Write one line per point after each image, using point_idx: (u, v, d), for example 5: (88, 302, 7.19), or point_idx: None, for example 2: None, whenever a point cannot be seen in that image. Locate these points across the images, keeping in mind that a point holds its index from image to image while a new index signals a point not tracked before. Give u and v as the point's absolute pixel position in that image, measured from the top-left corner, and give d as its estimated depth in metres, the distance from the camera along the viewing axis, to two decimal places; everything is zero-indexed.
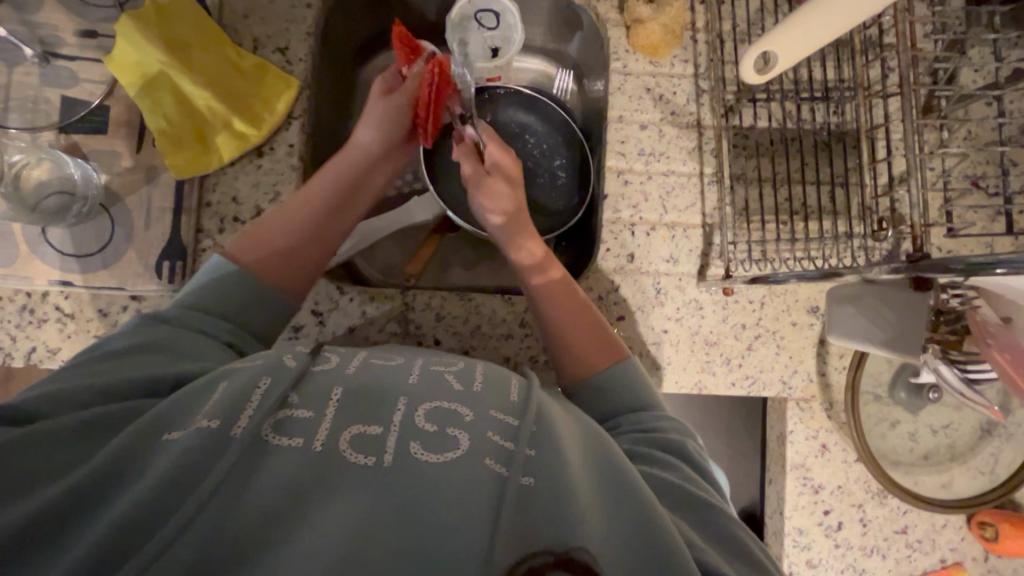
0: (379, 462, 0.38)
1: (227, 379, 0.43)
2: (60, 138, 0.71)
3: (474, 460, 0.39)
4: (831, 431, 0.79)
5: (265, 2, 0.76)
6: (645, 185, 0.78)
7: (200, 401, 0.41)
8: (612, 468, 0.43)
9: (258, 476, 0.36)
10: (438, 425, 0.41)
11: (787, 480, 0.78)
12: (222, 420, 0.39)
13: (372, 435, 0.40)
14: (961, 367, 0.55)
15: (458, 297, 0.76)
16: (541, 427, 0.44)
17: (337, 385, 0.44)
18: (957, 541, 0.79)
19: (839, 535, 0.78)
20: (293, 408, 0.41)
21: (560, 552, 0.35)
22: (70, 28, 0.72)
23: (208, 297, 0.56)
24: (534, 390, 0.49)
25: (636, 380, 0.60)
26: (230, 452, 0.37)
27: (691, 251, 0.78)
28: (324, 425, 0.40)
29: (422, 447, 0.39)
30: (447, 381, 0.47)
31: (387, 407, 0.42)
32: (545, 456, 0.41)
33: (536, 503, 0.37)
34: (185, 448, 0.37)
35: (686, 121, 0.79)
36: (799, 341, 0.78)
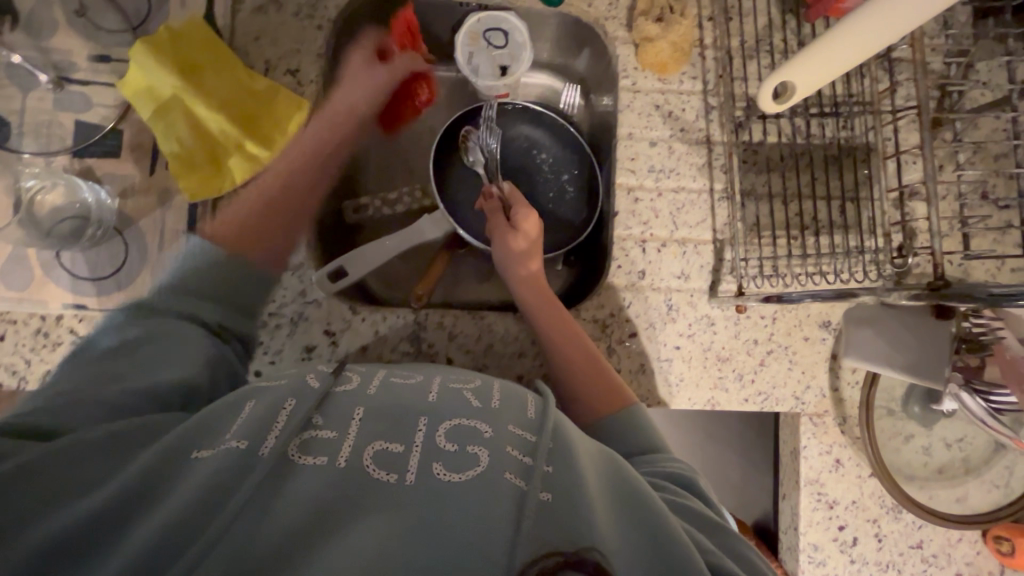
0: (400, 481, 0.38)
1: (253, 400, 0.43)
2: (74, 161, 0.72)
3: (494, 476, 0.39)
4: (845, 445, 0.78)
5: (277, 25, 0.77)
6: (655, 202, 0.78)
7: (226, 420, 0.41)
8: (626, 485, 0.43)
9: (284, 496, 0.36)
10: (458, 442, 0.41)
11: (800, 495, 0.78)
12: (250, 441, 0.39)
13: (393, 453, 0.40)
14: (984, 397, 0.51)
15: (470, 316, 0.77)
16: (557, 442, 0.43)
17: (359, 403, 0.44)
18: (972, 556, 0.79)
19: (854, 550, 0.78)
20: (317, 428, 0.41)
21: (569, 551, 0.36)
22: (84, 53, 0.73)
23: (188, 276, 0.57)
24: (552, 406, 0.48)
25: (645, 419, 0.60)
26: (256, 473, 0.37)
27: (702, 267, 0.78)
28: (346, 444, 0.40)
29: (441, 464, 0.39)
30: (467, 398, 0.47)
31: (408, 424, 0.42)
32: (560, 471, 0.41)
33: (554, 518, 0.37)
34: (214, 467, 0.37)
35: (695, 137, 0.79)
36: (812, 356, 0.78)
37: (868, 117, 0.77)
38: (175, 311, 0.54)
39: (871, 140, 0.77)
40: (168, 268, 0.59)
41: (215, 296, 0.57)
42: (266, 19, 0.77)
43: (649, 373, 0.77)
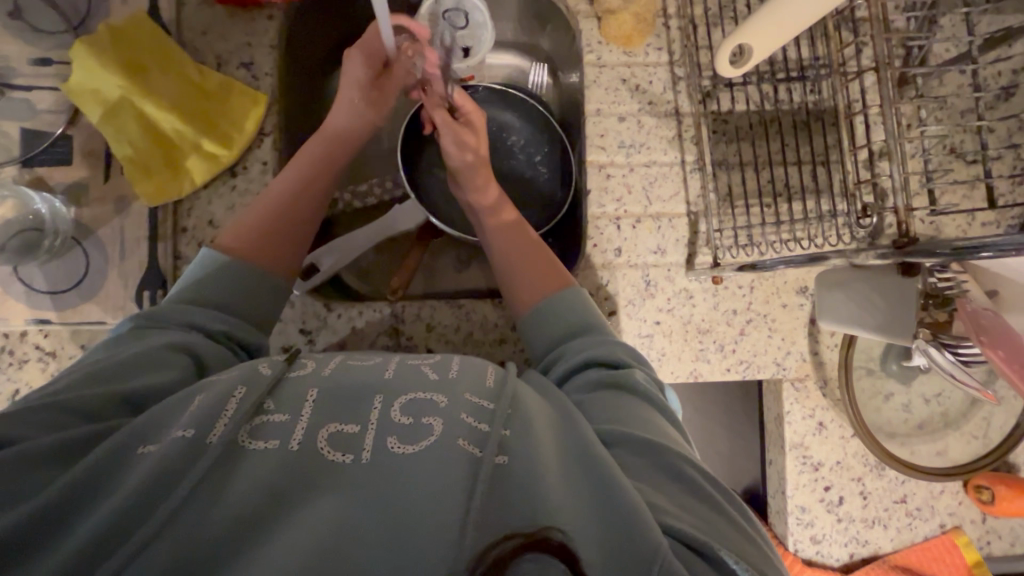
0: (356, 459, 0.40)
1: (204, 391, 0.44)
2: (23, 172, 0.69)
3: (447, 444, 0.41)
4: (827, 408, 0.79)
5: (225, 17, 0.74)
6: (627, 178, 0.78)
7: (177, 412, 0.42)
8: (581, 443, 0.45)
9: (236, 477, 0.38)
10: (412, 416, 0.43)
11: (787, 460, 0.79)
12: (197, 429, 0.40)
13: (348, 433, 0.42)
14: (952, 350, 0.54)
15: (448, 305, 0.76)
16: (513, 410, 0.46)
17: (312, 386, 0.46)
18: (955, 506, 0.80)
19: (841, 509, 0.80)
20: (269, 413, 0.43)
21: (531, 532, 0.37)
22: (23, 57, 0.70)
23: (198, 284, 0.57)
24: (510, 375, 0.51)
25: (584, 304, 0.64)
26: (205, 458, 0.38)
27: (678, 241, 0.77)
28: (300, 426, 0.42)
29: (396, 438, 0.42)
30: (423, 373, 0.50)
31: (361, 404, 0.44)
32: (516, 438, 0.43)
33: (506, 486, 0.39)
34: (163, 457, 0.38)
35: (664, 110, 0.78)
36: (791, 323, 0.79)
37: (835, 79, 0.77)
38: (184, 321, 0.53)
39: (838, 102, 0.77)
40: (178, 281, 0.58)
41: (225, 307, 0.56)
42: (213, 13, 0.74)
43: None
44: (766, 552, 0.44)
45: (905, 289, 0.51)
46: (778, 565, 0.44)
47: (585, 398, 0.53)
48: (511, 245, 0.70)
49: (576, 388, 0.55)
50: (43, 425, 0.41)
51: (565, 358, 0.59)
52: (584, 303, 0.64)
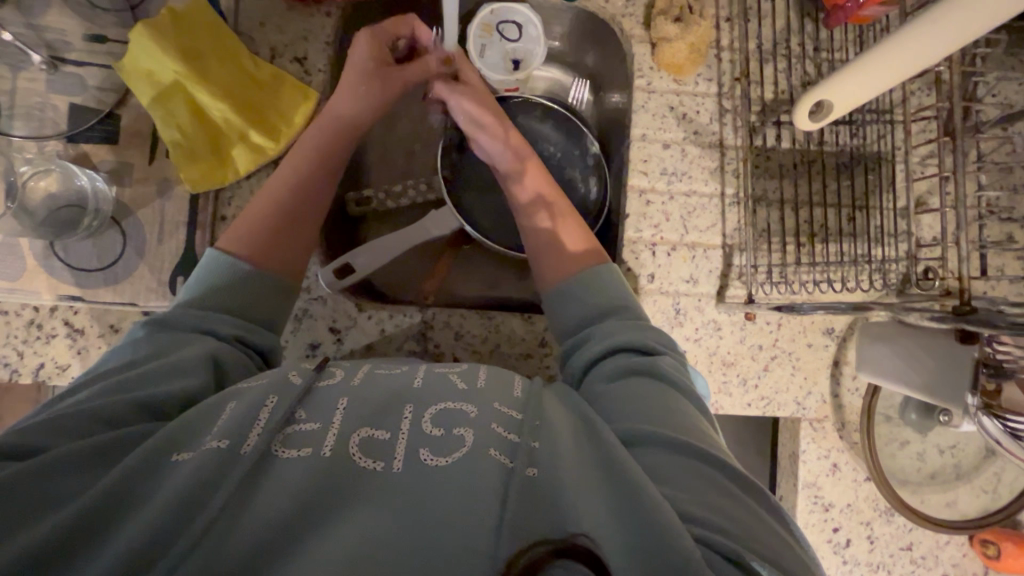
0: (387, 468, 0.41)
1: (234, 399, 0.44)
2: (68, 147, 0.69)
3: (478, 456, 0.41)
4: (842, 450, 0.80)
5: (283, 10, 0.73)
6: (666, 205, 0.78)
7: (208, 421, 0.42)
8: (609, 455, 0.45)
9: (269, 488, 0.38)
10: (443, 427, 0.44)
11: (798, 498, 0.80)
12: (231, 440, 0.40)
13: (379, 440, 0.42)
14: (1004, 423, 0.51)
15: (478, 316, 0.76)
16: (542, 422, 0.46)
17: (342, 394, 0.47)
18: (958, 557, 0.81)
19: (847, 551, 0.80)
20: (300, 422, 0.43)
21: (561, 539, 0.38)
22: (78, 32, 0.69)
23: (214, 291, 0.56)
24: (537, 386, 0.52)
25: (614, 281, 0.63)
26: (238, 468, 0.38)
27: (710, 272, 0.78)
28: (331, 434, 0.42)
29: (428, 451, 0.42)
30: (452, 381, 0.50)
31: (393, 413, 0.45)
32: (545, 451, 0.43)
33: (537, 497, 0.40)
34: (195, 466, 0.38)
35: (708, 141, 0.78)
36: (815, 363, 0.79)
37: (880, 125, 0.77)
38: (200, 322, 0.53)
39: (882, 149, 0.77)
40: (187, 284, 0.57)
41: (232, 309, 0.56)
42: (271, 3, 0.73)
43: None
44: (800, 556, 0.43)
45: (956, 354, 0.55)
46: (813, 568, 0.43)
47: (613, 387, 0.54)
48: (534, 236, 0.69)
49: (604, 376, 0.55)
50: (67, 437, 0.40)
51: (595, 342, 0.58)
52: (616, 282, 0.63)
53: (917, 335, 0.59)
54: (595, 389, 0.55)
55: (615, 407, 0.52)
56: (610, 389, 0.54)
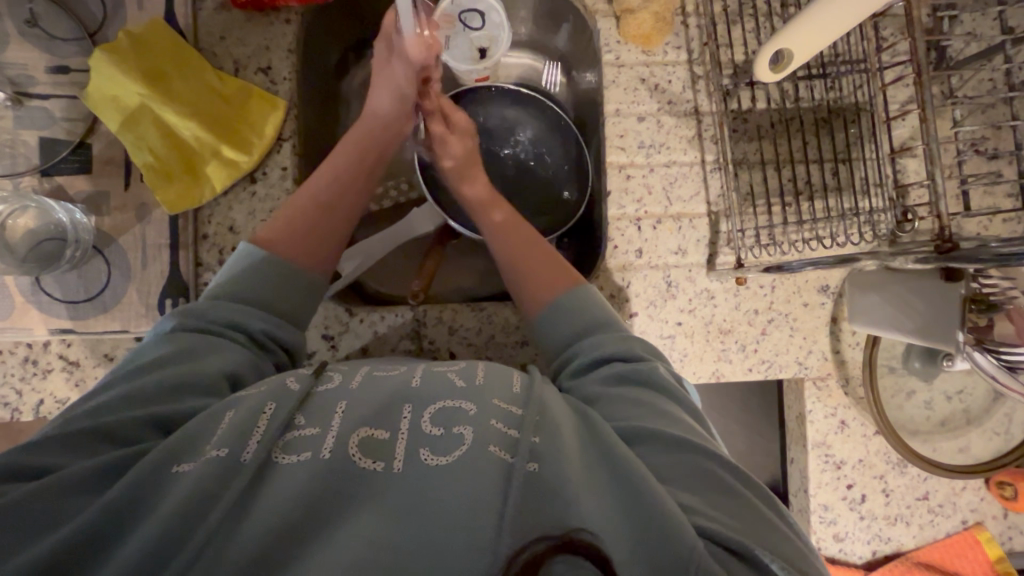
0: (388, 469, 0.40)
1: (232, 409, 0.43)
2: (43, 182, 0.69)
3: (479, 452, 0.41)
4: (849, 406, 0.79)
5: (242, 22, 0.73)
6: (647, 179, 0.77)
7: (208, 431, 0.42)
8: (607, 453, 0.44)
9: (268, 495, 0.38)
10: (444, 426, 0.43)
11: (808, 458, 0.79)
12: (230, 449, 0.40)
13: (379, 442, 0.42)
14: (995, 355, 0.54)
15: (470, 308, 0.75)
16: (543, 417, 0.46)
17: (342, 399, 0.46)
18: (976, 502, 0.81)
19: (863, 507, 0.79)
20: (300, 428, 0.43)
21: (562, 534, 0.38)
22: (40, 65, 0.69)
23: (238, 282, 0.56)
24: (537, 378, 0.51)
25: (596, 299, 0.63)
26: (239, 479, 0.38)
27: (698, 241, 0.77)
28: (330, 437, 0.42)
29: (429, 450, 0.41)
30: (451, 379, 0.49)
31: (393, 413, 0.44)
32: (547, 445, 0.43)
33: (541, 492, 0.39)
34: (196, 478, 0.38)
35: (683, 109, 0.77)
36: (812, 322, 0.78)
37: (856, 75, 0.76)
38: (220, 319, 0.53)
39: (859, 99, 0.76)
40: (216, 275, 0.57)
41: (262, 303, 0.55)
42: (231, 17, 0.73)
43: None
44: (799, 546, 0.43)
45: (943, 293, 0.55)
46: (814, 561, 0.44)
47: (610, 392, 0.53)
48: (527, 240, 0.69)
49: (599, 380, 0.55)
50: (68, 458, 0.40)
51: (587, 348, 0.58)
52: (595, 300, 0.63)
53: (908, 278, 0.58)
54: (591, 390, 0.54)
55: (611, 411, 0.51)
56: (600, 393, 0.54)
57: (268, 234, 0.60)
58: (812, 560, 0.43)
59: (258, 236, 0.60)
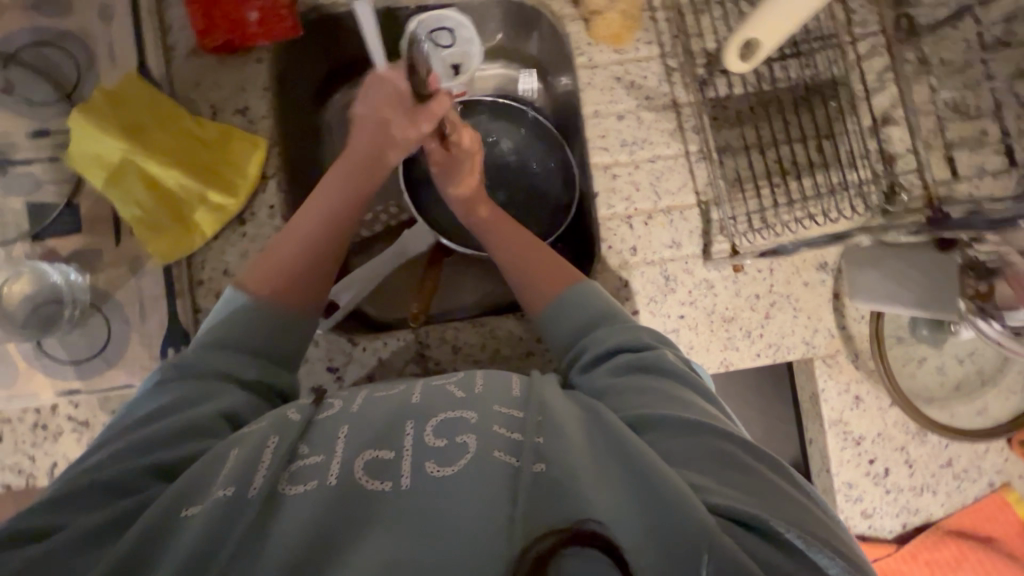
0: (396, 487, 0.40)
1: (237, 446, 0.43)
2: (35, 246, 0.69)
3: (482, 460, 0.41)
4: (862, 381, 0.78)
5: (214, 65, 0.73)
6: (633, 176, 0.77)
7: (214, 469, 0.42)
8: (614, 442, 0.44)
9: (278, 528, 0.38)
10: (446, 437, 0.43)
11: (827, 437, 0.78)
12: (236, 487, 0.39)
13: (385, 462, 0.42)
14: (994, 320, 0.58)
15: (471, 325, 0.75)
16: (544, 416, 0.46)
17: (343, 423, 0.46)
18: (1001, 463, 0.80)
19: (888, 481, 0.79)
20: (304, 457, 0.43)
21: (572, 526, 0.38)
22: (21, 131, 0.70)
23: (225, 328, 0.54)
24: (535, 380, 0.51)
25: (598, 295, 0.62)
26: (247, 515, 0.38)
27: (692, 232, 0.77)
28: (336, 463, 0.42)
29: (433, 462, 0.41)
30: (449, 391, 0.49)
31: (396, 432, 0.44)
32: (552, 443, 0.43)
33: (548, 491, 0.40)
34: (205, 520, 0.38)
35: (661, 103, 0.77)
36: (815, 300, 0.78)
37: (829, 50, 0.76)
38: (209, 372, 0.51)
39: (835, 73, 0.76)
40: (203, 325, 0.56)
41: (252, 346, 0.54)
42: (202, 62, 0.73)
43: None
44: (812, 512, 0.44)
45: None
46: (829, 526, 0.44)
47: (617, 383, 0.53)
48: (516, 248, 0.69)
49: (605, 371, 0.54)
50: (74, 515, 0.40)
51: (595, 344, 0.57)
52: (597, 294, 0.62)
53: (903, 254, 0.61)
54: (598, 384, 0.54)
55: (620, 400, 0.51)
56: (607, 383, 0.53)
57: (253, 281, 0.58)
58: (827, 526, 0.43)
59: (245, 282, 0.58)
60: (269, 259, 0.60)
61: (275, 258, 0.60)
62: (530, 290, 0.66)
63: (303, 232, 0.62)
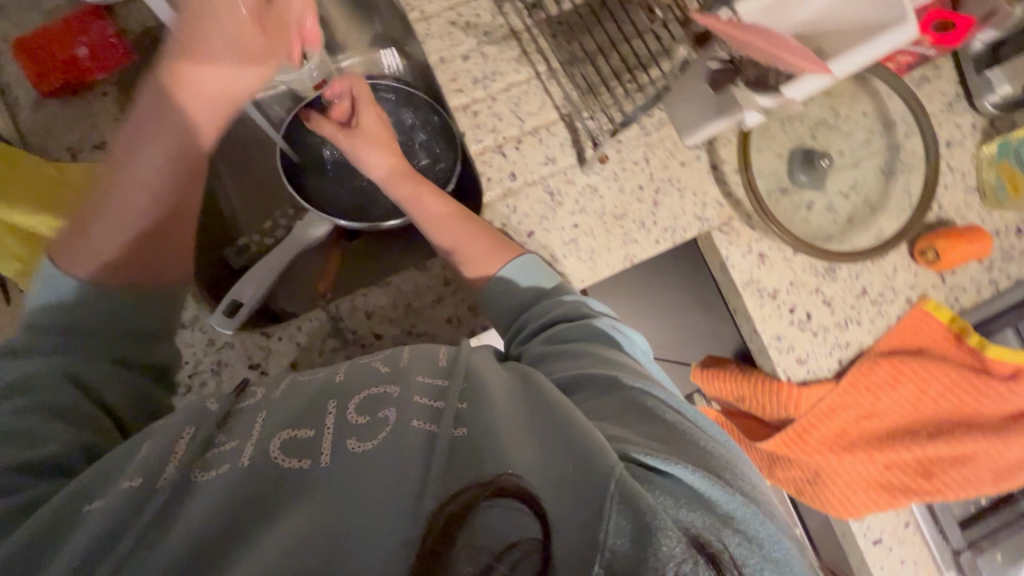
0: (314, 464, 0.43)
1: (148, 439, 0.45)
2: None
3: (402, 429, 0.44)
4: (761, 238, 0.81)
5: (63, 111, 0.75)
6: (493, 108, 0.80)
7: (121, 465, 0.44)
8: (538, 401, 0.48)
9: (187, 509, 0.41)
10: (368, 413, 0.46)
11: (745, 300, 0.81)
12: (143, 478, 0.42)
13: (304, 440, 0.45)
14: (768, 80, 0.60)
15: (378, 287, 0.77)
16: (471, 384, 0.49)
17: (264, 409, 0.49)
18: (913, 279, 0.83)
19: (813, 324, 0.81)
20: (221, 444, 0.45)
21: (483, 482, 0.39)
22: None
23: (85, 344, 0.53)
24: (464, 352, 0.54)
25: (540, 267, 0.68)
26: (157, 499, 0.41)
27: (562, 145, 0.80)
28: (251, 442, 0.45)
29: (355, 439, 0.44)
30: (375, 368, 0.52)
31: (319, 411, 0.47)
32: (473, 411, 0.46)
33: (464, 452, 0.42)
34: (111, 509, 0.40)
35: (500, 35, 0.81)
36: (695, 176, 0.81)
37: None
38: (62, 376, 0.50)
39: None
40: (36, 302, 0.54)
41: (122, 360, 0.55)
42: (51, 112, 0.75)
43: (562, 259, 0.79)
44: (725, 459, 0.46)
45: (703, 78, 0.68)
46: (742, 472, 0.46)
47: (551, 352, 0.57)
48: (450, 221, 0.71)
49: (539, 343, 0.59)
50: None
51: (535, 318, 0.63)
52: (537, 265, 0.68)
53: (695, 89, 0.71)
54: (534, 354, 0.58)
55: (554, 366, 0.56)
56: (543, 353, 0.58)
57: (91, 262, 0.55)
58: (739, 471, 0.46)
59: (73, 266, 0.54)
60: (105, 240, 0.55)
61: (112, 240, 0.56)
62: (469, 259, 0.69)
63: (140, 203, 0.57)
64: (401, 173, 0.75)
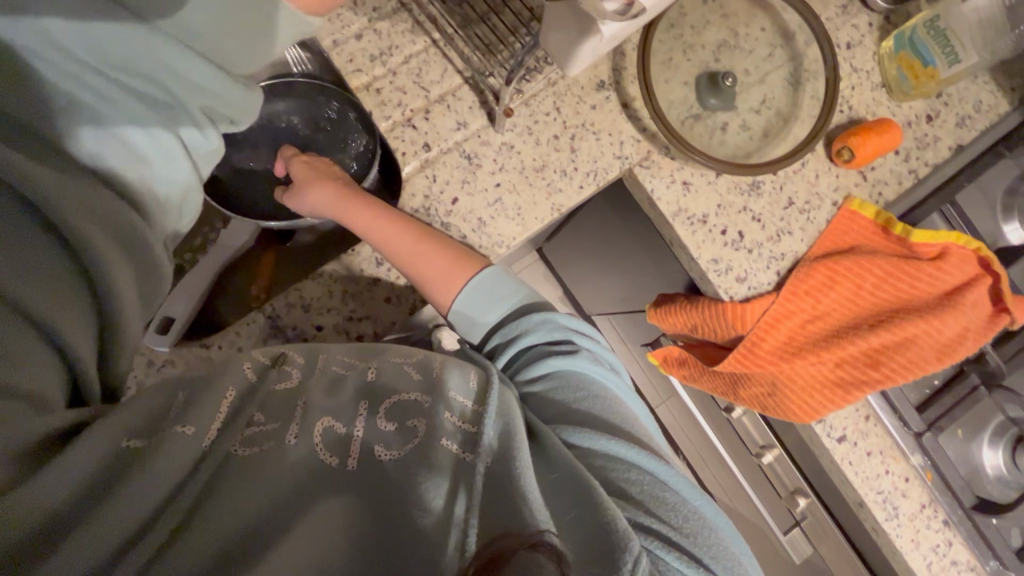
0: (343, 464, 0.49)
1: (200, 399, 0.47)
2: None
3: (433, 445, 0.50)
4: (682, 167, 0.82)
5: None
6: (395, 82, 0.79)
7: (165, 416, 0.45)
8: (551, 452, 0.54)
9: (227, 486, 0.44)
10: (396, 420, 0.53)
11: (676, 229, 0.82)
12: (195, 428, 0.44)
13: (339, 436, 0.50)
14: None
15: (312, 279, 0.76)
16: (497, 416, 0.54)
17: (303, 395, 0.52)
18: (834, 181, 0.85)
19: (746, 242, 0.83)
20: (260, 423, 0.49)
21: (517, 536, 0.44)
22: None
23: None
24: (491, 377, 0.58)
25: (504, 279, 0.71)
26: (205, 465, 0.44)
27: (471, 108, 0.80)
28: (291, 426, 0.49)
29: (382, 446, 0.51)
30: (408, 372, 0.57)
31: (350, 407, 0.53)
32: (500, 451, 0.51)
33: (493, 492, 0.48)
34: (170, 454, 0.42)
35: (389, 8, 0.80)
36: (607, 117, 0.82)
37: None
38: None
39: None
40: None
41: None
42: None
43: (490, 220, 0.79)
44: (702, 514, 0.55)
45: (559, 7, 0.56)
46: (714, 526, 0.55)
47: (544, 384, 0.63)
48: (405, 247, 0.71)
49: (533, 372, 0.64)
50: None
51: (514, 340, 0.67)
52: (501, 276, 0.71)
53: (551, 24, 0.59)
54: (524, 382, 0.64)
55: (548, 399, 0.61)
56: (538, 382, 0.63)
57: None
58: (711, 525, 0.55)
59: None
60: None
61: None
62: (429, 281, 0.71)
63: None
64: (347, 198, 0.75)
